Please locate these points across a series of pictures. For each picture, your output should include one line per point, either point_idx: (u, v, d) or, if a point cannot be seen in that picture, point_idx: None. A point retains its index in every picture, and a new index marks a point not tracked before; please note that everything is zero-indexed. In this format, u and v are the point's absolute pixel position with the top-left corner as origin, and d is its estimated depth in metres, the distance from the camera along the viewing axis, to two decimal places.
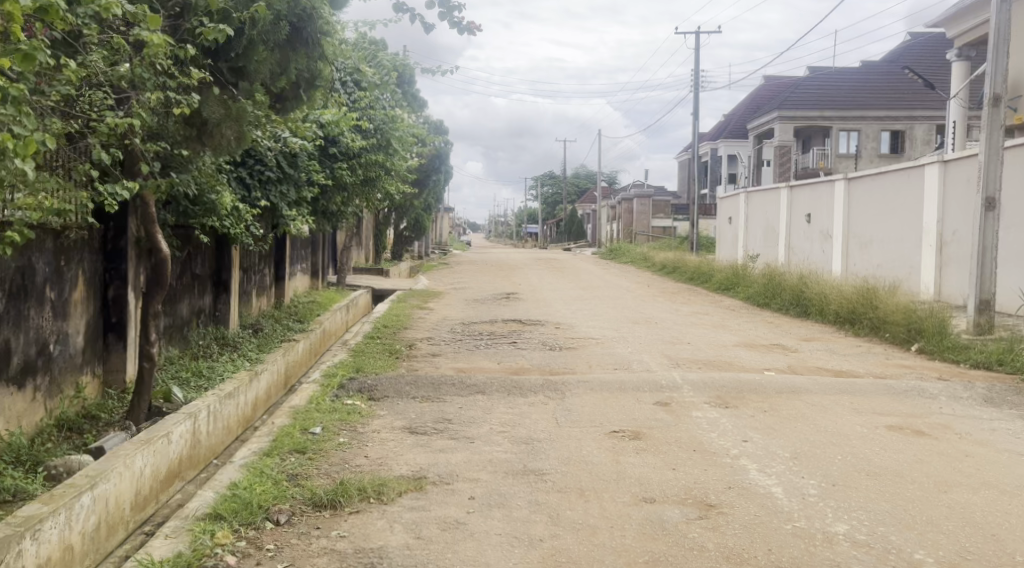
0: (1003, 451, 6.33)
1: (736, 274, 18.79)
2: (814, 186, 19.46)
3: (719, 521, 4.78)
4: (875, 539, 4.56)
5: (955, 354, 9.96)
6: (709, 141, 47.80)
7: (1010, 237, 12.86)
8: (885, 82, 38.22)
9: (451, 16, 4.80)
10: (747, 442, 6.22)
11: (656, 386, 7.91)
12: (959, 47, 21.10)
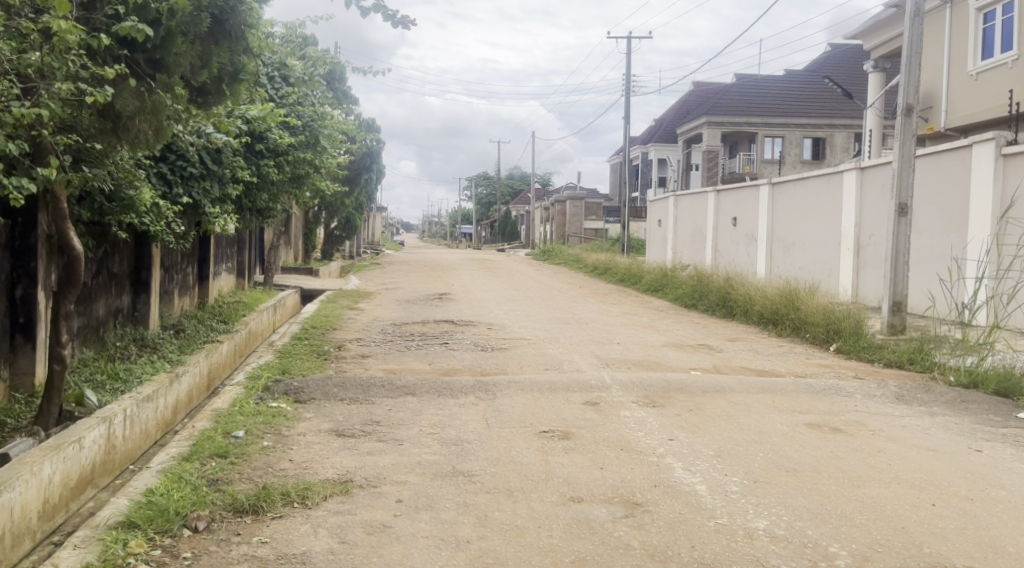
0: (913, 446, 6.58)
1: (665, 275, 19.11)
2: (740, 190, 19.91)
3: (644, 519, 4.85)
4: (793, 534, 4.69)
5: (871, 354, 10.31)
6: (640, 145, 48.49)
7: (921, 242, 13.37)
8: (807, 90, 39.30)
9: (386, 10, 5.06)
10: (673, 441, 6.33)
11: (584, 386, 7.98)
12: (876, 59, 21.86)
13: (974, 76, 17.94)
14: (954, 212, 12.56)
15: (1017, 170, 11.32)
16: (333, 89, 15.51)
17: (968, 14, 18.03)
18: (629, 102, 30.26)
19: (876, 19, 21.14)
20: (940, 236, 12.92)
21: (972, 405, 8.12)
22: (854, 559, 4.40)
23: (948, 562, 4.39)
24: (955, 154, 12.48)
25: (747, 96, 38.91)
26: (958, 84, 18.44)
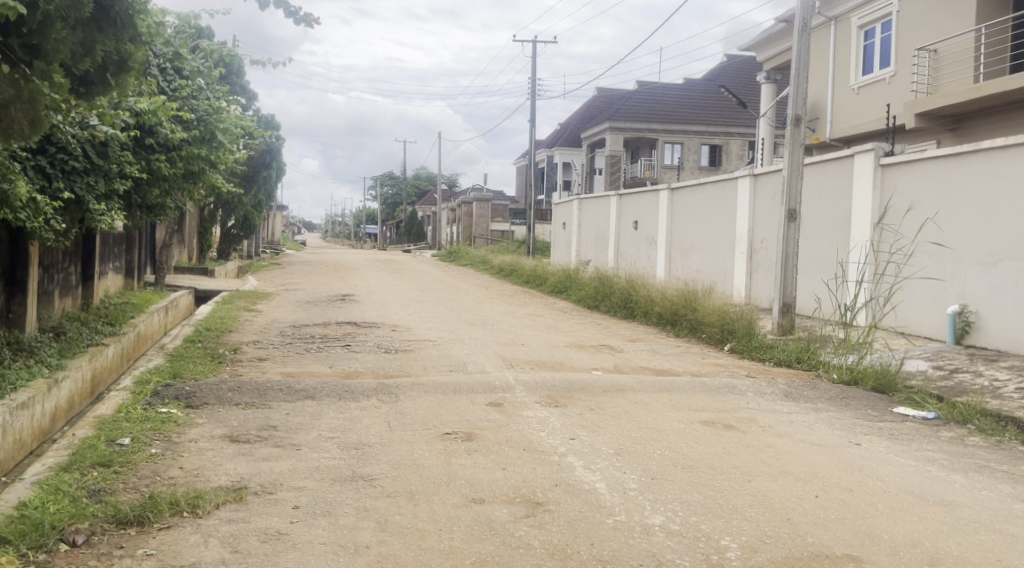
0: (800, 441, 6.84)
1: (568, 277, 19.33)
2: (642, 194, 20.31)
3: (545, 518, 4.88)
4: (688, 529, 4.81)
5: (762, 353, 10.69)
6: (546, 148, 48.92)
7: (809, 246, 13.92)
8: (705, 98, 40.44)
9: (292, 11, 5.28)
10: (574, 440, 6.40)
11: (488, 387, 7.98)
12: (768, 71, 22.68)
13: (857, 89, 18.81)
14: (838, 218, 13.13)
15: (894, 179, 11.92)
16: (230, 83, 15.03)
17: (851, 31, 18.93)
18: (533, 106, 30.49)
19: (768, 33, 21.95)
20: (825, 242, 13.49)
21: (853, 401, 8.51)
22: (744, 551, 4.53)
23: (830, 551, 4.58)
24: (839, 163, 13.06)
25: (647, 102, 39.79)
26: (842, 97, 19.31)
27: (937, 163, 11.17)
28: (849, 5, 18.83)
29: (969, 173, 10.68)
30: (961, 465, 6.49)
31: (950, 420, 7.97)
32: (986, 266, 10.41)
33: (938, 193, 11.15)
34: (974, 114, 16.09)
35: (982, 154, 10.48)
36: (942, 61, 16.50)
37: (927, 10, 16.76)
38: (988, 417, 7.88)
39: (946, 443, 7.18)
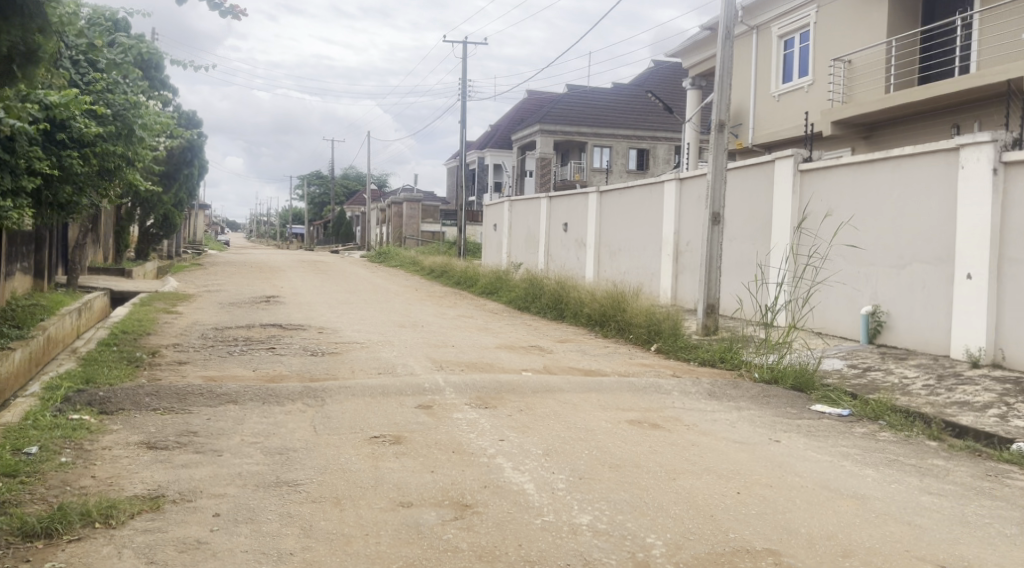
0: (722, 439, 6.96)
1: (499, 279, 19.36)
2: (571, 197, 20.45)
3: (473, 520, 4.85)
4: (614, 527, 4.84)
5: (686, 353, 10.87)
6: (476, 150, 48.89)
7: (732, 248, 14.20)
8: (633, 103, 40.98)
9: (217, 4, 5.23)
10: (504, 441, 6.38)
11: (417, 390, 7.91)
12: (693, 77, 23.09)
13: (777, 97, 19.28)
14: (759, 222, 13.44)
15: (813, 184, 12.26)
16: (148, 78, 14.59)
17: (772, 40, 19.41)
18: (464, 106, 30.45)
19: (693, 39, 22.36)
20: (747, 244, 13.79)
21: (773, 399, 8.73)
22: (669, 548, 4.58)
23: (751, 546, 4.66)
24: (760, 168, 13.36)
25: (577, 106, 40.15)
26: (763, 104, 19.78)
27: (852, 169, 11.52)
28: (770, 15, 19.31)
29: (882, 179, 11.04)
30: (874, 459, 6.71)
31: (862, 416, 8.25)
32: (897, 268, 10.78)
33: (853, 198, 11.50)
34: (886, 123, 16.68)
35: (894, 161, 10.85)
36: (856, 71, 17.05)
37: (842, 22, 17.28)
38: (897, 413, 8.18)
39: (860, 438, 7.41)
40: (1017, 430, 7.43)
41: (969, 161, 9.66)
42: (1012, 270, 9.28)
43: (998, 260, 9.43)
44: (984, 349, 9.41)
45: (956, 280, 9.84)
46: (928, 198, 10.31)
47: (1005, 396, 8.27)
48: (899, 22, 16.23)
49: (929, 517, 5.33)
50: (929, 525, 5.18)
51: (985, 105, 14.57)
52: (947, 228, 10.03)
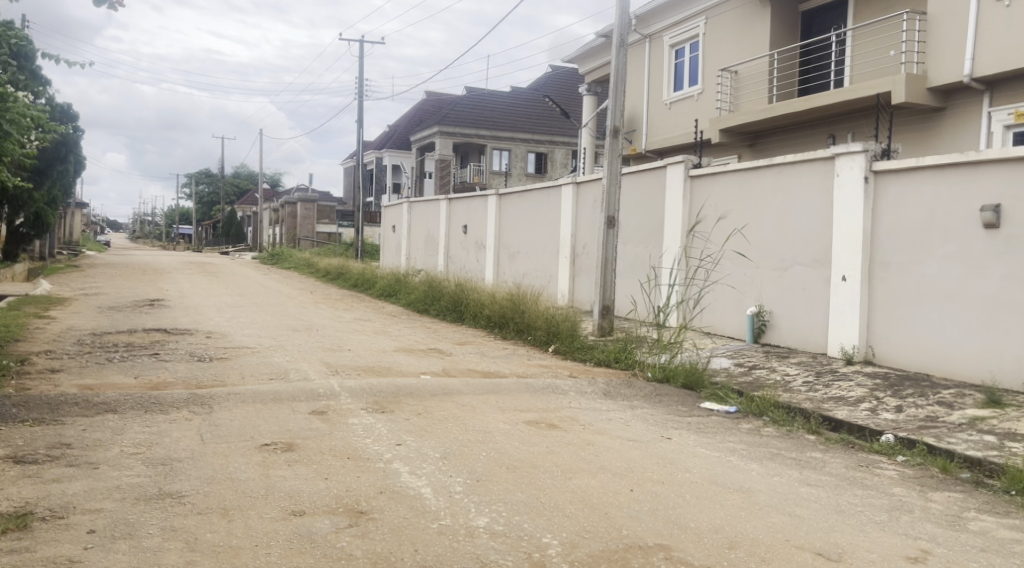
0: (616, 437, 7.04)
1: (397, 281, 19.15)
2: (470, 199, 20.42)
3: (368, 527, 4.72)
4: (511, 529, 4.80)
5: (583, 353, 10.98)
6: (374, 151, 48.30)
7: (626, 251, 14.44)
8: (531, 106, 41.25)
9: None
10: (400, 446, 6.27)
11: (310, 395, 7.69)
12: (589, 83, 23.41)
13: (669, 105, 19.74)
14: (651, 225, 13.71)
15: (701, 189, 12.59)
16: (19, 66, 13.77)
17: (664, 50, 19.86)
18: (361, 106, 30.05)
19: (589, 46, 22.67)
20: (640, 247, 14.04)
21: (665, 398, 8.90)
22: (564, 547, 4.58)
23: (643, 542, 4.70)
24: (653, 174, 13.63)
25: (476, 108, 40.15)
26: (656, 111, 20.21)
27: (739, 176, 11.87)
28: (661, 24, 19.75)
29: (765, 185, 11.42)
30: (758, 454, 6.91)
31: (748, 413, 8.49)
32: (779, 271, 11.17)
33: (739, 203, 11.86)
34: (770, 132, 17.29)
35: (776, 168, 11.24)
36: (742, 81, 17.60)
37: (729, 33, 17.82)
38: (781, 409, 8.46)
39: (746, 434, 7.63)
40: (887, 423, 7.79)
41: (844, 170, 10.09)
42: (882, 274, 9.74)
43: (870, 263, 9.88)
44: (857, 347, 9.85)
45: (832, 282, 10.27)
46: (807, 204, 10.72)
47: (876, 391, 8.66)
48: (781, 36, 16.84)
49: (808, 507, 5.51)
50: (808, 515, 5.35)
51: (858, 117, 15.26)
52: (824, 232, 10.46)
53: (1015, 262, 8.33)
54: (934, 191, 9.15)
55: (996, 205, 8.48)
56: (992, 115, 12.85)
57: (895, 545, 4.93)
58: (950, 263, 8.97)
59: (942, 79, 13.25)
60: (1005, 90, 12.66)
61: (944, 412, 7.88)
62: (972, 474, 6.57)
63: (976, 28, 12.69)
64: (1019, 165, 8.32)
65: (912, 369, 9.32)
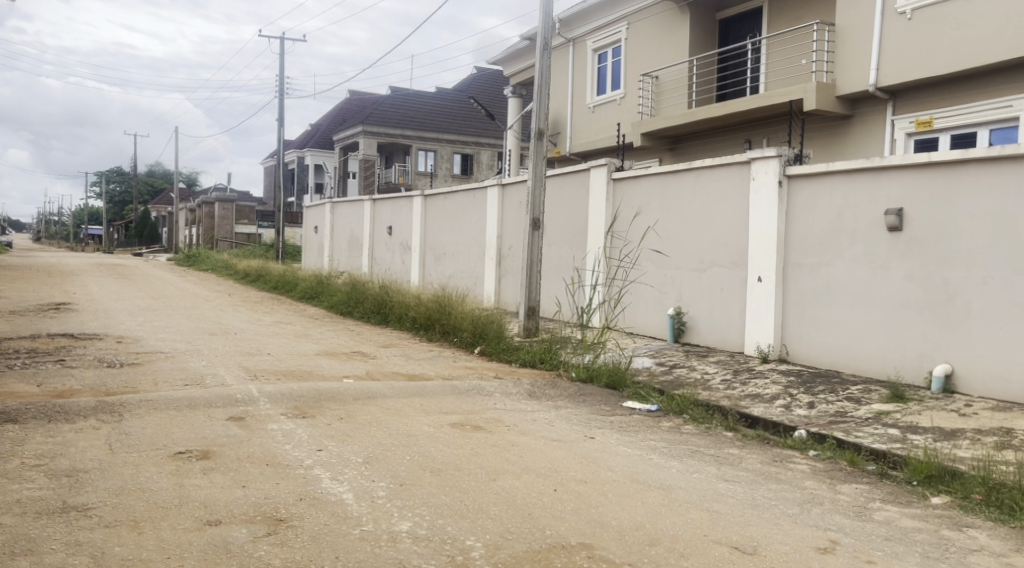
0: (540, 438, 7.09)
1: (320, 283, 18.87)
2: (395, 199, 20.28)
3: (287, 535, 4.64)
4: (434, 532, 4.79)
5: (508, 354, 11.02)
6: (295, 150, 47.53)
7: (550, 253, 14.54)
8: (456, 107, 41.17)
9: None
10: (322, 451, 6.18)
11: (227, 401, 7.52)
12: (514, 85, 23.50)
13: (592, 108, 19.96)
14: (575, 227, 13.84)
15: (623, 192, 12.77)
16: None
17: (587, 53, 20.09)
18: (281, 104, 29.55)
19: (513, 48, 22.77)
20: (564, 249, 14.17)
21: (588, 398, 8.99)
22: (487, 549, 4.58)
23: (566, 541, 4.74)
24: (577, 176, 13.77)
25: (400, 108, 39.88)
26: (579, 114, 20.42)
27: (659, 179, 12.09)
28: (584, 28, 19.97)
29: (685, 188, 11.64)
30: (678, 451, 7.04)
31: (669, 411, 8.64)
32: (697, 271, 11.41)
33: (659, 205, 12.08)
34: (689, 136, 17.64)
35: (695, 172, 11.47)
36: (663, 86, 17.92)
37: (650, 39, 18.13)
38: (700, 407, 8.64)
39: (667, 432, 7.77)
40: (800, 419, 8.04)
41: (759, 174, 10.37)
42: (795, 274, 10.05)
43: (784, 264, 10.18)
44: (772, 345, 10.14)
45: (748, 283, 10.54)
46: (724, 207, 10.97)
47: (790, 388, 8.92)
48: (699, 43, 17.20)
49: (724, 503, 5.64)
50: (725, 510, 5.48)
51: (772, 123, 15.70)
52: (740, 235, 10.73)
53: (916, 263, 8.68)
54: (843, 195, 9.47)
55: (899, 209, 8.82)
56: (896, 123, 13.38)
57: (807, 537, 5.09)
58: (857, 265, 9.30)
59: (850, 87, 13.72)
60: (908, 99, 13.20)
61: (853, 407, 8.17)
62: (878, 466, 6.83)
63: (880, 40, 13.19)
64: (920, 171, 8.67)
65: (823, 366, 9.64)
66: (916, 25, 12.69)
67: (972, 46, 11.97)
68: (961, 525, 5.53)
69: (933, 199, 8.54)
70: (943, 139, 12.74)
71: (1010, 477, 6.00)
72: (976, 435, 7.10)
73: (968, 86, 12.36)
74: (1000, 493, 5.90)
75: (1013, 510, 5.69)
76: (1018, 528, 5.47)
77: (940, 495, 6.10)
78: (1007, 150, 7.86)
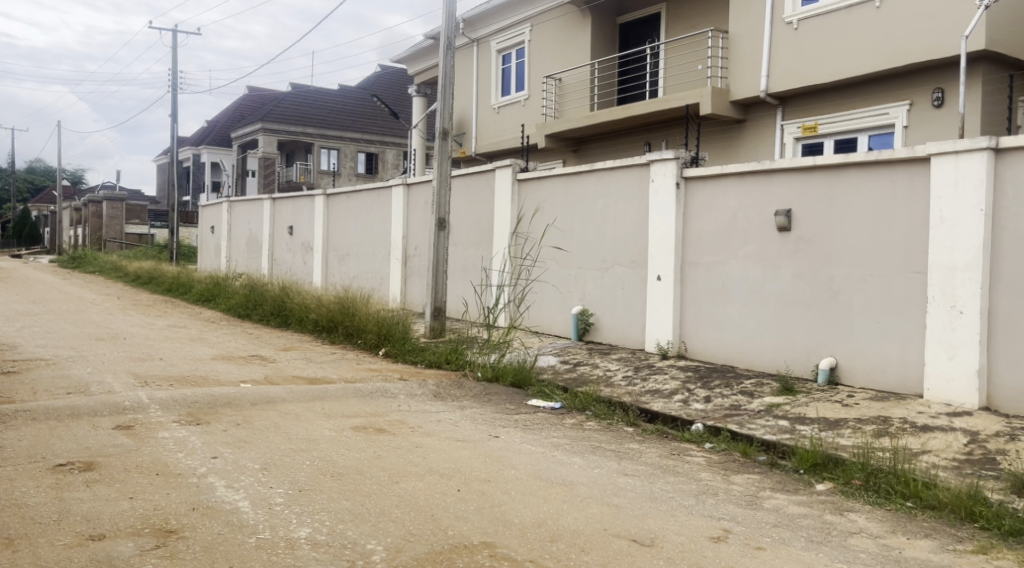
0: (444, 438, 7.08)
1: (216, 285, 18.35)
2: (296, 199, 19.91)
3: (178, 546, 4.51)
4: (334, 537, 4.73)
5: (414, 355, 10.97)
6: (190, 146, 46.12)
7: (456, 253, 14.54)
8: (360, 105, 40.70)
9: None
10: (217, 459, 6.03)
11: (113, 409, 7.23)
12: (418, 85, 23.38)
13: (497, 109, 20.04)
14: (480, 227, 13.89)
15: (528, 193, 12.89)
16: None
17: (491, 54, 20.17)
18: (175, 99, 28.62)
19: (417, 47, 22.66)
20: (470, 250, 14.18)
21: (493, 397, 9.03)
22: (388, 552, 4.55)
23: (468, 541, 4.76)
24: (482, 177, 13.81)
25: (301, 106, 39.15)
26: (484, 114, 20.48)
27: (563, 180, 12.23)
28: (488, 29, 20.05)
29: (587, 189, 11.83)
30: (580, 448, 7.15)
31: (572, 408, 8.77)
32: (600, 271, 11.59)
33: (563, 205, 12.23)
34: (591, 138, 17.92)
35: (597, 173, 11.66)
36: (566, 88, 18.14)
37: (552, 41, 18.33)
38: (602, 404, 8.79)
39: (570, 429, 7.87)
40: (696, 413, 8.27)
41: (658, 176, 10.61)
42: (692, 273, 10.33)
43: (682, 263, 10.44)
44: (671, 342, 10.40)
45: (648, 281, 10.77)
46: (625, 208, 11.19)
47: (688, 383, 9.17)
48: (600, 46, 17.48)
49: (624, 496, 5.76)
50: (624, 504, 5.60)
51: (670, 126, 16.10)
52: (640, 235, 10.97)
53: (803, 262, 9.05)
54: (737, 197, 9.79)
55: (788, 210, 9.18)
56: (785, 128, 13.92)
57: (701, 527, 5.25)
58: (749, 263, 9.63)
59: (742, 93, 14.16)
60: (796, 105, 13.74)
61: (746, 400, 8.45)
62: (769, 456, 7.10)
63: (770, 47, 13.66)
64: (806, 174, 9.04)
65: (719, 362, 9.95)
66: (804, 34, 13.19)
67: (854, 54, 12.53)
68: (843, 509, 5.80)
69: (819, 201, 8.91)
70: (828, 143, 13.32)
71: (887, 462, 6.33)
72: (857, 424, 7.45)
73: (852, 92, 12.95)
74: (878, 478, 6.22)
75: (890, 494, 6.02)
76: (894, 511, 5.79)
77: (824, 482, 6.39)
78: (884, 154, 8.25)
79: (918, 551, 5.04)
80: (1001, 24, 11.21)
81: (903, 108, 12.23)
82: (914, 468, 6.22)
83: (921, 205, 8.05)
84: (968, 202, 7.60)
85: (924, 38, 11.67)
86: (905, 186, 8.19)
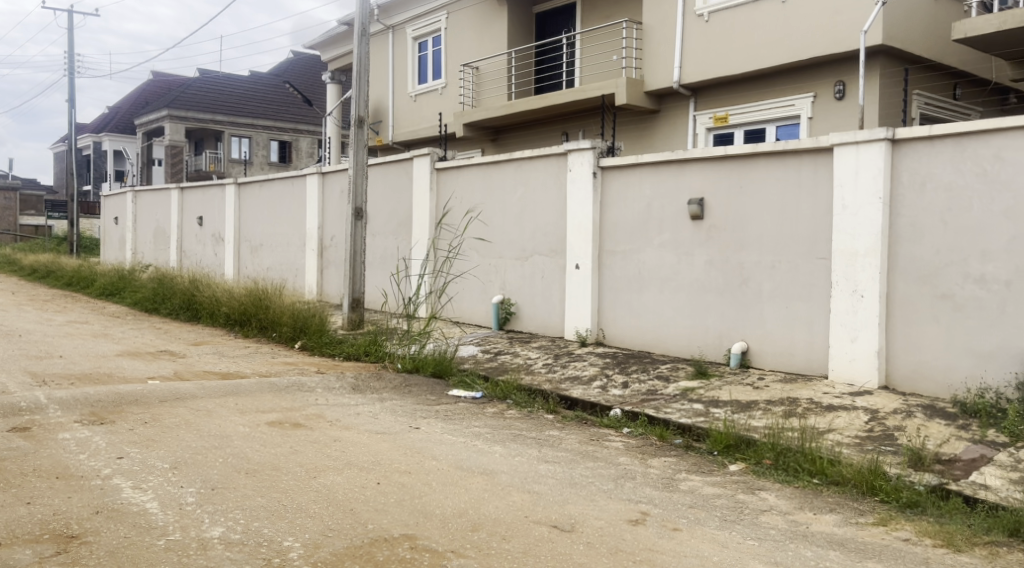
0: (363, 431, 6.99)
1: (121, 279, 17.71)
2: (205, 189, 19.36)
3: (81, 552, 4.32)
4: (248, 536, 4.61)
5: (331, 348, 10.82)
6: (90, 134, 44.31)
7: (374, 243, 14.36)
8: (272, 92, 39.76)
9: None
10: (122, 459, 5.81)
11: (8, 410, 6.89)
12: (333, 71, 22.95)
13: (414, 97, 19.84)
14: (398, 216, 13.75)
15: (447, 182, 12.82)
16: None
17: (407, 42, 19.97)
18: (72, 83, 27.43)
19: (330, 32, 22.23)
20: (389, 239, 14.02)
21: (413, 388, 8.98)
22: (307, 549, 4.46)
23: (388, 534, 4.70)
24: (400, 166, 13.66)
25: (210, 93, 38.10)
26: (400, 102, 20.27)
27: (482, 169, 12.19)
28: (404, 16, 19.85)
29: (505, 178, 11.82)
30: (501, 436, 7.15)
31: (493, 397, 8.77)
32: (519, 260, 11.61)
33: (482, 194, 12.20)
34: (509, 128, 17.93)
35: (515, 163, 11.64)
36: (483, 77, 18.08)
37: (469, 30, 18.24)
38: (522, 391, 8.82)
39: (491, 417, 7.88)
40: (615, 398, 8.38)
41: (575, 165, 10.69)
42: (609, 262, 10.44)
43: (599, 251, 10.55)
44: (589, 330, 10.50)
45: (567, 270, 10.85)
46: (544, 197, 11.23)
47: (606, 369, 9.30)
48: (516, 36, 17.48)
49: (545, 483, 5.78)
50: (545, 491, 5.62)
51: (586, 116, 16.22)
52: (558, 224, 11.04)
53: (715, 250, 9.24)
54: (652, 186, 9.92)
55: (700, 199, 9.34)
56: (697, 119, 14.19)
57: (620, 510, 5.31)
58: (664, 251, 9.78)
59: (656, 83, 14.35)
60: (707, 96, 14.00)
61: (662, 385, 8.59)
62: (684, 439, 7.23)
63: (682, 40, 13.87)
64: (717, 164, 9.22)
65: (636, 348, 10.09)
66: (714, 26, 13.44)
67: (762, 45, 12.83)
68: (755, 488, 5.96)
69: (730, 190, 9.10)
70: (738, 134, 13.63)
71: (796, 441, 6.51)
72: (767, 406, 7.66)
73: (760, 84, 13.26)
74: (787, 457, 6.41)
75: (798, 472, 6.21)
76: (802, 487, 5.98)
77: (736, 462, 6.56)
78: (790, 144, 8.48)
79: (825, 525, 5.22)
80: (897, 20, 11.64)
81: (807, 100, 12.60)
82: (820, 446, 6.41)
83: (825, 193, 8.29)
84: (867, 190, 7.87)
85: (828, 32, 12.02)
86: (810, 175, 8.43)
